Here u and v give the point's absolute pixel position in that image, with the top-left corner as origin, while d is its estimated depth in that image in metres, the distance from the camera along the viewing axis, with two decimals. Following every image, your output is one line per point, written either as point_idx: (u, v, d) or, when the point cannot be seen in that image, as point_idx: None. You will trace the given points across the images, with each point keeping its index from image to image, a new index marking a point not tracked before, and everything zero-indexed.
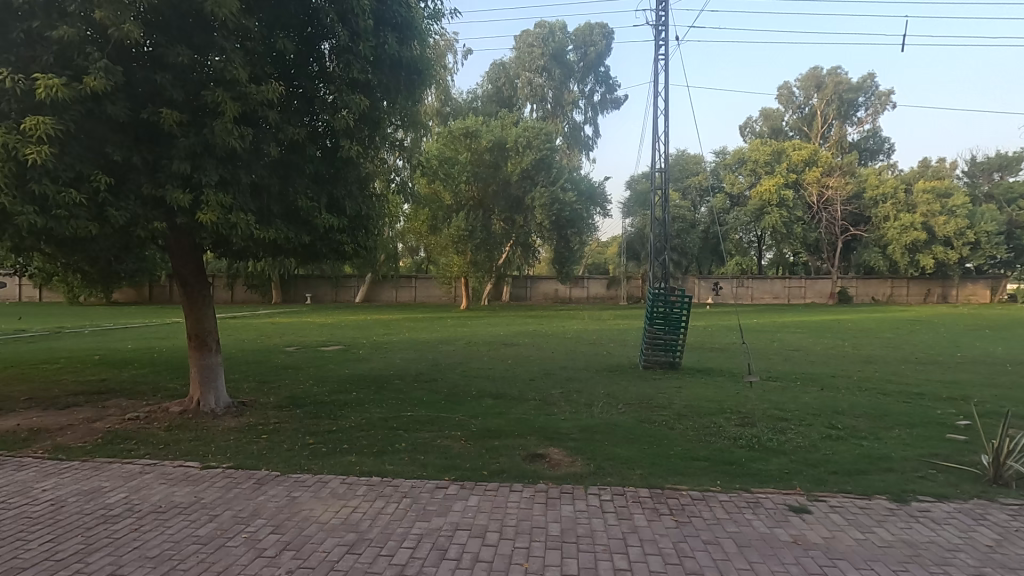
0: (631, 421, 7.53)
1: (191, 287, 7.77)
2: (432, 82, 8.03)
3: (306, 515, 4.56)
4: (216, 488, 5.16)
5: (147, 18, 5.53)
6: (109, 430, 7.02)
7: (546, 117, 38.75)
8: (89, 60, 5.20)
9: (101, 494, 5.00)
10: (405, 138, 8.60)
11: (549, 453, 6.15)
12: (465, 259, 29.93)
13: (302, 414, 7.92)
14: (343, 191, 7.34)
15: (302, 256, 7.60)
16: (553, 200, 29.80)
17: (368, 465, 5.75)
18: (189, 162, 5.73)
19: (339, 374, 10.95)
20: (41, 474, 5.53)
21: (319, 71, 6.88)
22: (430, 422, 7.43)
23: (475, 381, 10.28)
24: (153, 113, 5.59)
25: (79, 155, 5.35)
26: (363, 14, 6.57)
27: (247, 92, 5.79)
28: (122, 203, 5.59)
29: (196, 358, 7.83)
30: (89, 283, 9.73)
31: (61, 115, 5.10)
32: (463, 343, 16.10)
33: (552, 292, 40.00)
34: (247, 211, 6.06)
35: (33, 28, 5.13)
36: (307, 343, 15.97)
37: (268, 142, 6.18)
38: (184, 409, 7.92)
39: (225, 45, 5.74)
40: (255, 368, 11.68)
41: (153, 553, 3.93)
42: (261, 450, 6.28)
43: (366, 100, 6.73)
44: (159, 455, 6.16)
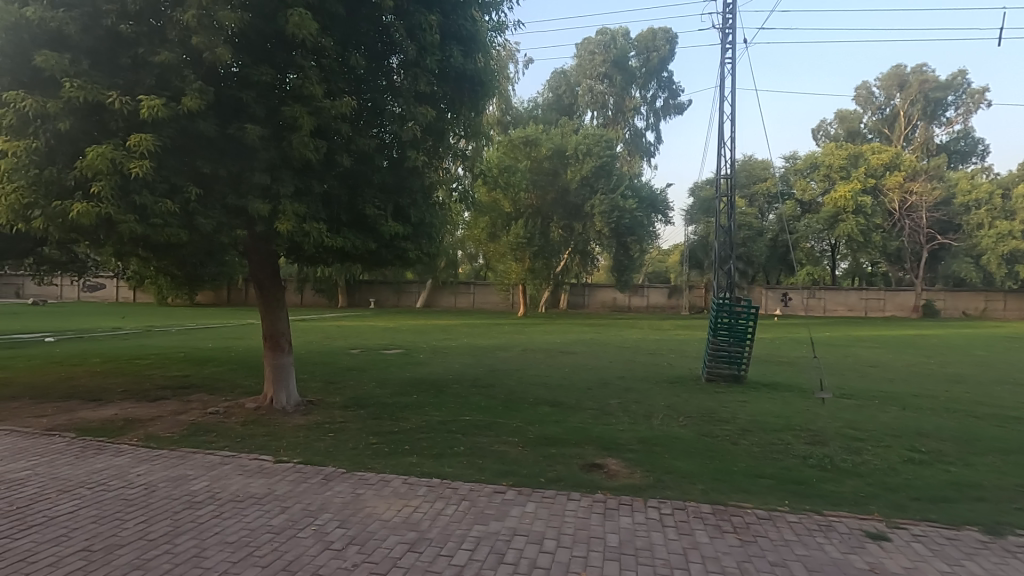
0: (692, 434, 7.33)
1: (266, 290, 8.26)
2: (495, 93, 8.23)
3: (370, 512, 4.73)
4: (288, 481, 5.46)
5: (236, 41, 6.00)
6: (192, 423, 7.56)
7: (606, 124, 38.56)
8: (185, 82, 5.70)
9: (187, 481, 5.41)
10: (467, 148, 8.73)
11: (606, 463, 6.09)
12: (524, 265, 29.88)
13: (366, 414, 8.22)
14: (408, 199, 7.55)
15: (368, 263, 7.88)
16: (612, 207, 29.58)
17: (428, 466, 5.91)
18: (269, 174, 6.17)
19: (399, 377, 11.27)
20: (135, 460, 6.05)
21: (387, 84, 7.17)
22: (488, 426, 7.54)
23: (531, 389, 10.28)
24: (237, 129, 6.02)
25: (173, 168, 5.83)
26: (430, 29, 6.87)
27: (322, 107, 6.14)
28: (209, 212, 6.06)
29: (270, 358, 8.32)
30: (177, 286, 10.51)
31: (160, 132, 5.59)
32: (519, 350, 16.24)
33: (610, 300, 39.56)
34: (318, 221, 6.45)
35: (137, 54, 5.67)
36: (370, 345, 16.62)
37: (340, 153, 6.53)
38: (258, 405, 8.42)
39: (303, 63, 6.13)
40: (321, 369, 12.19)
41: (233, 539, 4.20)
42: (328, 447, 6.59)
43: (430, 112, 7.00)
44: (237, 447, 6.58)
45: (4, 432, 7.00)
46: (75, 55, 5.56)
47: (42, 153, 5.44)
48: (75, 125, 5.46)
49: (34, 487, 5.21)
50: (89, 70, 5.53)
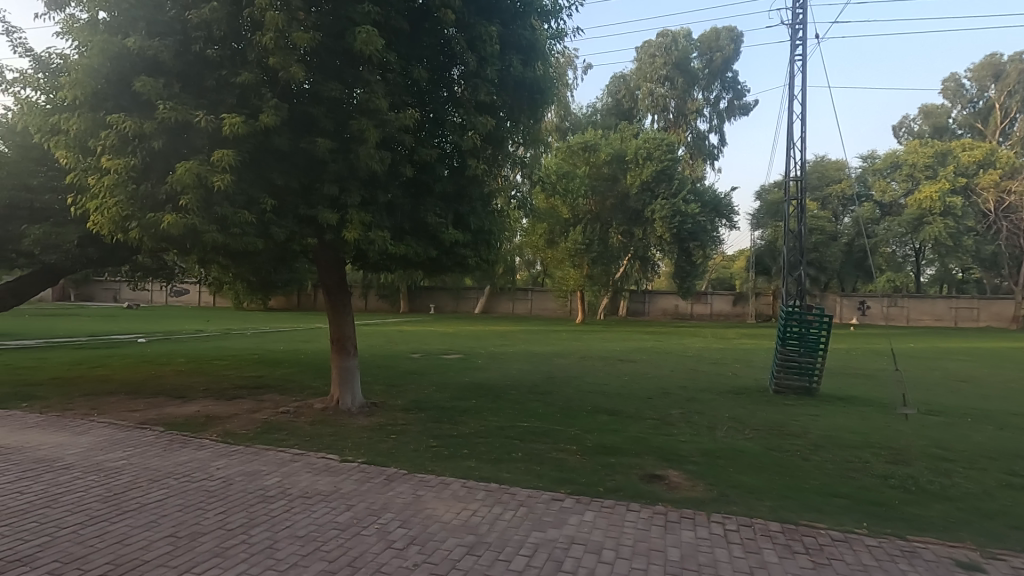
0: (758, 447, 7.02)
1: (334, 295, 8.61)
2: (554, 100, 8.27)
3: (430, 513, 4.83)
4: (352, 480, 5.67)
5: (308, 60, 6.35)
6: (264, 421, 8.00)
7: (667, 127, 37.77)
8: (262, 100, 6.07)
9: (260, 476, 5.73)
10: (526, 155, 8.78)
11: (667, 475, 5.93)
12: (582, 271, 29.64)
13: (426, 417, 8.41)
14: (468, 207, 7.70)
15: (429, 270, 8.07)
16: (674, 211, 28.86)
17: (486, 470, 5.97)
18: (338, 186, 6.49)
19: (458, 382, 11.46)
20: (215, 454, 6.47)
21: (448, 95, 7.35)
22: (545, 433, 7.52)
23: (589, 396, 10.18)
24: (309, 142, 6.36)
25: (251, 181, 6.23)
26: (490, 40, 7.03)
27: (387, 119, 6.37)
28: (282, 222, 6.41)
29: (337, 360, 8.68)
30: (252, 291, 11.17)
31: (240, 147, 5.99)
32: (577, 357, 16.12)
33: (671, 307, 38.56)
34: (383, 229, 6.70)
35: (221, 76, 6.11)
36: (431, 350, 17.00)
37: (404, 163, 6.76)
38: (326, 406, 8.80)
39: (370, 78, 6.39)
40: (383, 372, 12.59)
41: (302, 533, 4.42)
42: (389, 448, 6.80)
43: (490, 121, 7.11)
44: (305, 445, 6.91)
45: (103, 425, 7.66)
46: (167, 79, 6.05)
47: (137, 169, 5.94)
48: (166, 143, 5.94)
49: (128, 476, 5.68)
50: (179, 92, 5.99)
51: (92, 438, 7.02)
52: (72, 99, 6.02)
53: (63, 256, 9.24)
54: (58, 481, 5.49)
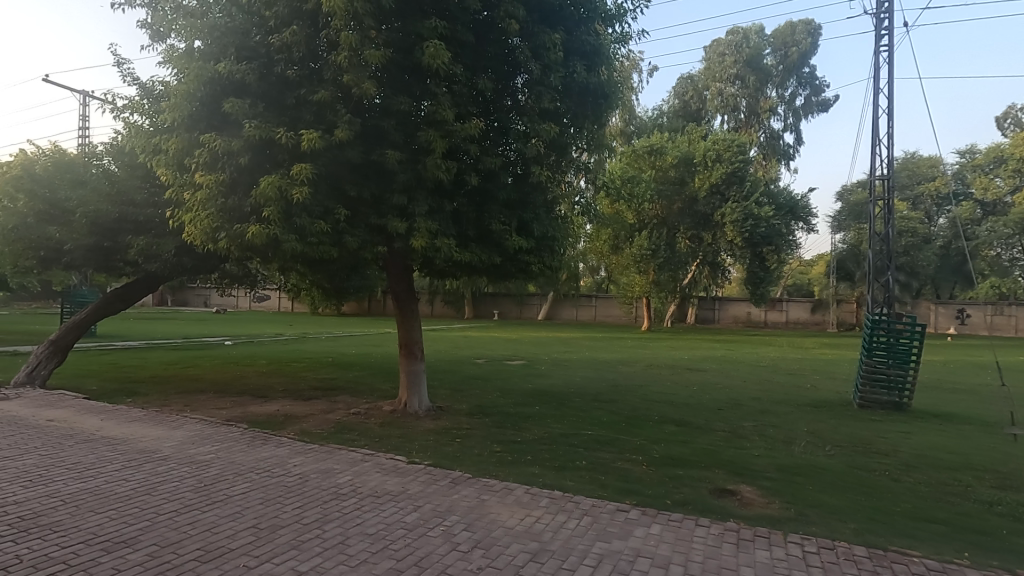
0: (840, 465, 6.58)
1: (402, 301, 8.90)
2: (618, 104, 8.20)
3: (494, 518, 4.87)
4: (419, 481, 5.82)
5: (379, 75, 6.63)
6: (337, 422, 8.36)
7: (739, 128, 36.38)
8: (337, 116, 6.40)
9: (334, 474, 5.99)
10: (590, 161, 8.72)
11: (739, 490, 5.67)
12: (648, 278, 28.97)
13: (490, 422, 8.49)
14: (531, 214, 7.74)
15: (494, 277, 8.17)
16: (746, 215, 27.68)
17: (549, 478, 5.95)
18: (406, 195, 6.72)
19: (522, 388, 11.50)
20: (293, 452, 6.84)
21: (512, 103, 7.44)
22: (610, 442, 7.40)
23: (655, 406, 9.92)
24: (379, 154, 6.63)
25: (326, 192, 6.55)
26: (554, 48, 7.07)
27: (453, 130, 6.54)
28: (355, 231, 6.71)
29: (405, 364, 8.94)
30: (327, 297, 11.74)
31: (316, 161, 6.33)
32: (643, 365, 15.76)
33: (743, 315, 36.95)
34: (448, 236, 6.86)
35: (300, 94, 6.50)
36: (495, 356, 17.17)
37: (469, 172, 6.91)
38: (394, 409, 9.09)
39: (437, 90, 6.58)
40: (449, 377, 12.84)
41: (372, 531, 4.57)
42: (455, 452, 6.92)
43: (554, 127, 7.13)
44: (375, 446, 7.16)
45: (195, 421, 8.28)
46: (252, 99, 6.50)
47: (226, 184, 6.40)
48: (251, 159, 6.37)
49: (216, 469, 6.11)
50: (263, 111, 6.42)
51: (185, 433, 7.61)
52: (171, 121, 6.58)
53: (163, 265, 10.10)
54: (156, 471, 5.99)
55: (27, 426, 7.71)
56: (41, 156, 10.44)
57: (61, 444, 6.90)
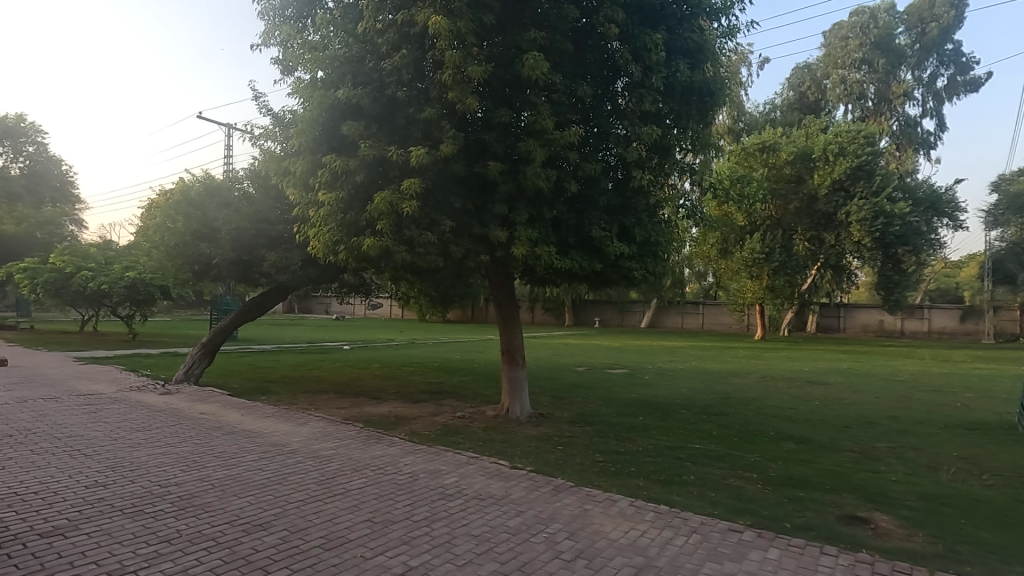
0: (1001, 498, 5.69)
1: (504, 308, 9.07)
2: (725, 102, 7.80)
3: (598, 528, 4.79)
4: (522, 487, 5.88)
5: (482, 90, 6.86)
6: (444, 424, 8.70)
7: (866, 117, 33.07)
8: (442, 131, 6.72)
9: (441, 475, 6.24)
10: (695, 161, 8.35)
11: (873, 518, 5.09)
12: (762, 283, 27.02)
13: (593, 431, 8.38)
14: (633, 219, 7.54)
15: (595, 284, 8.07)
16: (876, 212, 25.00)
17: (655, 491, 5.74)
18: (507, 205, 6.89)
19: (625, 397, 11.24)
20: (403, 451, 7.21)
21: (613, 107, 7.37)
22: (720, 458, 7.00)
23: (771, 421, 9.24)
24: (482, 167, 6.86)
25: (433, 205, 6.87)
26: (655, 48, 6.91)
27: (553, 138, 6.58)
28: (459, 241, 6.97)
29: (507, 370, 9.10)
30: (433, 304, 12.30)
31: (424, 175, 6.67)
32: (757, 376, 14.75)
33: (874, 323, 33.38)
34: (548, 244, 6.92)
35: (409, 114, 6.90)
36: (596, 364, 16.95)
37: (569, 179, 6.92)
38: (497, 414, 9.28)
39: (536, 100, 6.66)
40: (551, 384, 12.86)
41: (477, 533, 4.69)
42: (556, 459, 6.91)
43: (656, 130, 6.95)
44: (479, 449, 7.36)
45: (318, 418, 9.04)
46: (367, 121, 6.99)
47: (344, 201, 6.91)
48: (366, 176, 6.85)
49: (337, 464, 6.60)
50: (376, 131, 6.89)
51: (310, 429, 8.32)
52: (298, 146, 7.26)
53: (292, 276, 11.18)
54: (286, 463, 6.61)
55: (185, 417, 8.87)
56: (194, 181, 11.92)
57: (210, 434, 7.85)
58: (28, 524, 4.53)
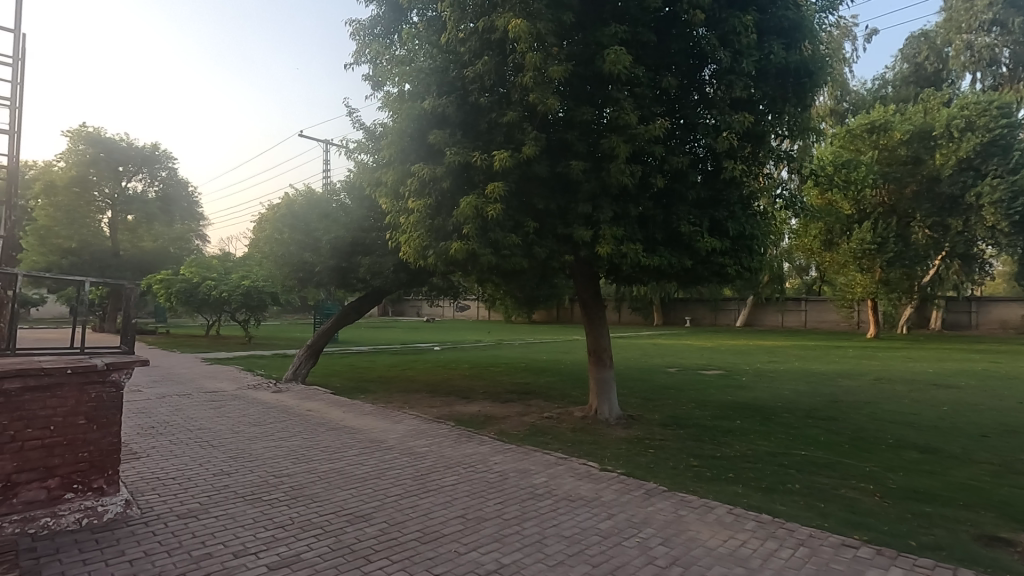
0: None
1: (590, 308, 8.96)
2: (827, 81, 7.24)
3: (694, 536, 4.60)
4: (613, 489, 5.78)
5: (563, 89, 6.84)
6: (532, 424, 8.77)
7: (999, 85, 29.27)
8: (524, 134, 6.78)
9: (530, 475, 6.29)
10: (793, 147, 7.79)
11: (1019, 541, 4.48)
12: (874, 276, 24.77)
13: (686, 435, 8.07)
14: (725, 212, 7.18)
15: (684, 281, 7.77)
16: (1015, 193, 22.08)
17: (756, 500, 5.41)
18: (591, 204, 6.83)
19: (720, 400, 10.72)
20: (493, 450, 7.35)
21: (699, 97, 7.09)
22: (830, 466, 6.47)
23: (889, 427, 8.41)
24: (565, 167, 6.84)
25: (517, 207, 6.94)
26: (746, 30, 6.53)
27: (636, 133, 6.42)
28: (544, 242, 7.00)
29: (594, 371, 8.99)
30: (519, 306, 12.43)
31: (507, 178, 6.75)
32: (872, 378, 13.49)
33: (1014, 319, 29.45)
34: (634, 241, 6.76)
35: (492, 119, 7.04)
36: (688, 365, 16.31)
37: (655, 174, 6.71)
38: (585, 415, 9.20)
39: (619, 96, 6.52)
40: (640, 386, 12.55)
41: (567, 534, 4.67)
42: (648, 463, 6.72)
43: (749, 116, 6.57)
44: (568, 450, 7.32)
45: (412, 417, 9.43)
46: (452, 128, 7.20)
47: (432, 207, 7.16)
48: (452, 182, 7.06)
49: (431, 461, 6.85)
50: (460, 138, 7.09)
51: (406, 427, 8.71)
52: (389, 157, 7.63)
53: (385, 280, 11.76)
54: (384, 459, 6.95)
55: (294, 414, 9.60)
56: (297, 196, 12.88)
57: (316, 430, 8.44)
58: (168, 506, 5.12)
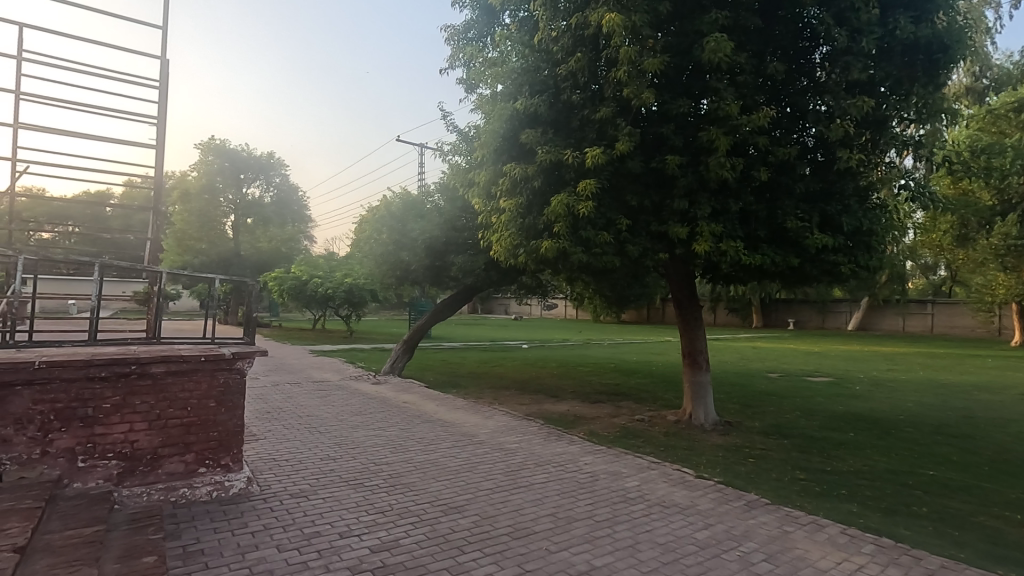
0: None
1: (684, 308, 8.61)
2: (965, 55, 6.41)
3: (801, 554, 4.29)
4: (710, 498, 5.52)
5: (658, 82, 6.62)
6: (623, 426, 8.60)
7: None
8: (618, 130, 6.64)
9: (621, 478, 6.16)
10: (920, 132, 7.01)
11: None
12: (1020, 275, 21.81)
13: (790, 445, 7.54)
14: (838, 206, 6.62)
15: (790, 279, 7.25)
16: None
17: (874, 521, 4.93)
18: (687, 200, 6.56)
19: (830, 409, 9.89)
20: (583, 450, 7.29)
21: (810, 82, 6.59)
22: (965, 490, 5.75)
23: None
24: (659, 162, 6.63)
25: (609, 204, 6.80)
26: (866, 6, 5.96)
27: (738, 124, 6.06)
28: (637, 239, 6.82)
29: (689, 374, 8.65)
30: (609, 305, 12.24)
31: (599, 175, 6.65)
32: (1019, 393, 11.79)
33: None
34: (735, 238, 6.39)
35: (584, 115, 6.96)
36: (792, 370, 15.21)
37: (758, 166, 6.31)
38: (679, 419, 8.87)
39: (718, 85, 6.18)
40: (738, 391, 11.89)
41: (662, 541, 4.52)
42: (749, 472, 6.35)
43: (869, 100, 5.98)
44: (660, 455, 7.10)
45: (502, 413, 9.59)
46: (544, 127, 7.20)
47: (524, 206, 7.20)
48: (544, 180, 7.05)
49: (521, 457, 6.92)
50: (552, 136, 7.06)
51: (496, 422, 8.87)
52: (482, 157, 7.78)
53: (477, 278, 12.05)
54: (476, 453, 7.12)
55: (391, 405, 10.12)
56: (394, 198, 13.54)
57: (412, 421, 8.83)
58: (283, 485, 5.59)
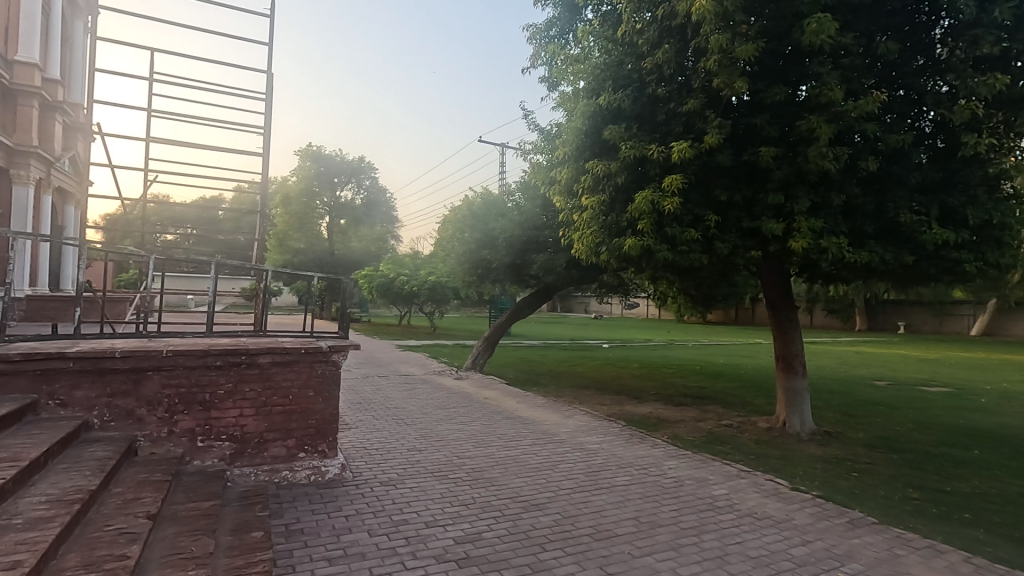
0: None
1: (778, 309, 8.10)
2: None
3: None
4: (807, 513, 5.16)
5: (752, 69, 6.27)
6: (709, 431, 8.26)
7: None
8: (707, 122, 6.35)
9: (708, 485, 5.90)
10: None
11: None
12: None
13: (901, 460, 6.88)
14: (961, 197, 5.95)
15: (901, 278, 6.63)
16: None
17: (1005, 551, 4.38)
18: (783, 193, 6.15)
19: (948, 422, 8.92)
20: (666, 454, 7.07)
21: (928, 61, 5.97)
22: None
23: None
24: (752, 154, 6.28)
25: (697, 200, 6.53)
26: None
27: (843, 110, 5.59)
28: (726, 236, 6.49)
29: (783, 379, 8.14)
30: (694, 305, 11.78)
31: (686, 170, 6.40)
32: None
33: None
34: (838, 234, 5.91)
35: (670, 108, 6.72)
36: (903, 378, 13.86)
37: (866, 155, 5.80)
38: (771, 426, 8.38)
39: (820, 70, 5.74)
40: (838, 398, 11.04)
41: (754, 554, 4.28)
42: (852, 488, 5.87)
43: (1003, 77, 5.30)
44: (751, 463, 6.73)
45: (583, 413, 9.51)
46: (628, 122, 7.03)
47: (606, 203, 7.08)
48: (627, 176, 6.88)
49: (602, 458, 6.83)
50: (637, 131, 6.89)
51: (576, 422, 8.82)
52: (564, 155, 7.75)
53: (557, 277, 12.03)
54: (556, 451, 7.11)
55: (473, 400, 10.34)
56: (475, 197, 13.93)
57: (493, 417, 8.98)
58: (373, 473, 5.88)
